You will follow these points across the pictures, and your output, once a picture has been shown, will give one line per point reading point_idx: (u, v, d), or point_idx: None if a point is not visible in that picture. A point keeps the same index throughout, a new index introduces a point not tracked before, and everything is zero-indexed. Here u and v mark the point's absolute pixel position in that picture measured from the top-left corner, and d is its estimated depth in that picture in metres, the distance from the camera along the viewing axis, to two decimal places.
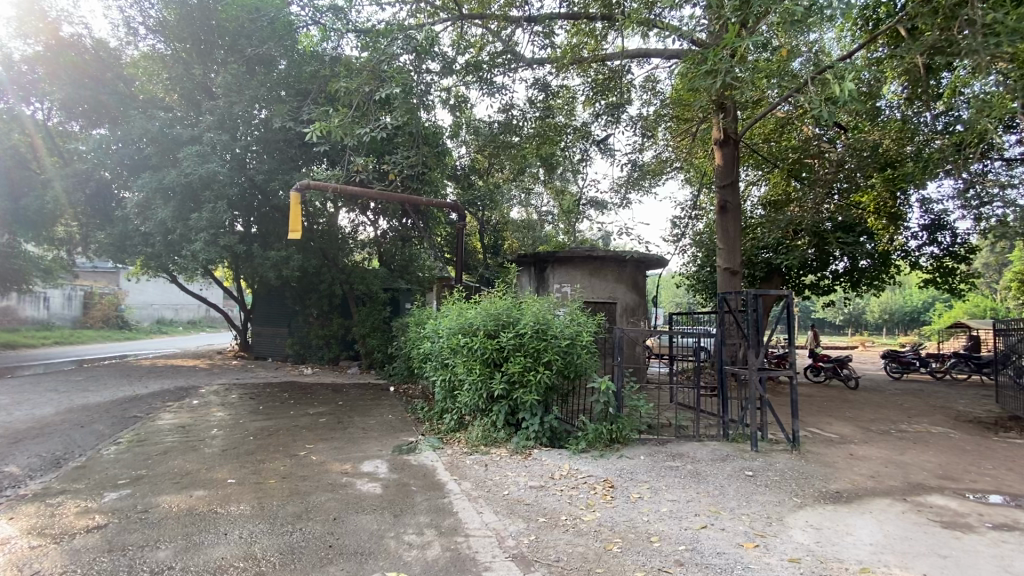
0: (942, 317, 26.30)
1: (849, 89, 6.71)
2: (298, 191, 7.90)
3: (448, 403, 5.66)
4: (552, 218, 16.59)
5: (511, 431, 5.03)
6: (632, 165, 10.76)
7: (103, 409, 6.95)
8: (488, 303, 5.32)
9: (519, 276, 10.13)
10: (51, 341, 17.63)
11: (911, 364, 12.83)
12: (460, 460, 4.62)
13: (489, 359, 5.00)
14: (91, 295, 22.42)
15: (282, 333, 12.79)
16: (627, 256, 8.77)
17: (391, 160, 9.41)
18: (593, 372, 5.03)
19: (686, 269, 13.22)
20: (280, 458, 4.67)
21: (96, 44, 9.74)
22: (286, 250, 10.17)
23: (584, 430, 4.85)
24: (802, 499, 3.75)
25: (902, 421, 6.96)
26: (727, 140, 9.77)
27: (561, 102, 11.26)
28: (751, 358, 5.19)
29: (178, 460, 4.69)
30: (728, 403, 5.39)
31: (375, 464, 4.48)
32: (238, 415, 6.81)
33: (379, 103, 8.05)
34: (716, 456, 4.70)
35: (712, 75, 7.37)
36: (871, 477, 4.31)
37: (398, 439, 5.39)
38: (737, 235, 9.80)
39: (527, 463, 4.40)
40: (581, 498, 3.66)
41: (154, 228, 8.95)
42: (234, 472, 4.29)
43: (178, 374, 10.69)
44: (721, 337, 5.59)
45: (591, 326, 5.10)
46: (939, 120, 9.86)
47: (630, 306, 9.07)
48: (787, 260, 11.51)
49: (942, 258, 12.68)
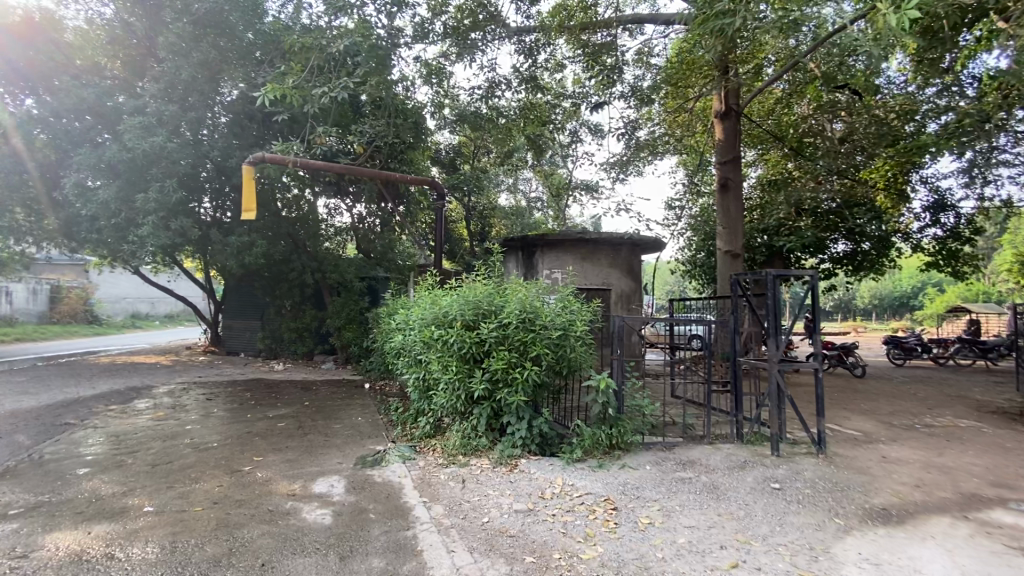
0: (934, 301, 26.14)
1: (888, 29, 5.97)
2: (252, 164, 7.02)
3: (423, 404, 4.93)
4: (541, 204, 16.02)
5: (494, 438, 4.32)
6: (626, 143, 10.01)
7: (32, 416, 6.11)
8: (467, 289, 4.57)
9: (506, 260, 9.45)
10: (11, 338, 16.55)
11: (914, 349, 12.33)
12: (432, 475, 3.88)
13: (469, 355, 4.26)
14: (58, 289, 21.21)
15: (253, 327, 11.92)
16: (622, 238, 8.07)
17: (358, 131, 8.69)
18: (586, 368, 4.32)
19: (682, 255, 12.59)
20: (217, 476, 3.91)
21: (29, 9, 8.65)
22: (249, 235, 9.32)
23: (579, 435, 4.14)
24: (845, 520, 3.09)
25: (923, 413, 6.39)
26: (729, 112, 9.10)
27: (550, 74, 10.40)
28: (770, 349, 4.45)
29: (94, 480, 3.90)
30: (742, 401, 4.69)
31: (330, 483, 3.74)
32: (186, 420, 6.00)
33: (345, 66, 7.18)
34: (733, 463, 4.01)
35: (729, 16, 6.71)
36: (916, 488, 3.66)
37: (363, 448, 4.65)
38: (739, 215, 9.12)
39: (511, 479, 3.69)
40: (578, 527, 2.96)
41: (97, 212, 8.04)
42: (154, 497, 3.53)
43: (136, 372, 9.82)
44: (732, 325, 4.87)
45: (586, 314, 4.40)
46: (933, 93, 9.62)
47: (626, 293, 8.39)
48: (788, 242, 10.92)
49: (944, 240, 12.11)
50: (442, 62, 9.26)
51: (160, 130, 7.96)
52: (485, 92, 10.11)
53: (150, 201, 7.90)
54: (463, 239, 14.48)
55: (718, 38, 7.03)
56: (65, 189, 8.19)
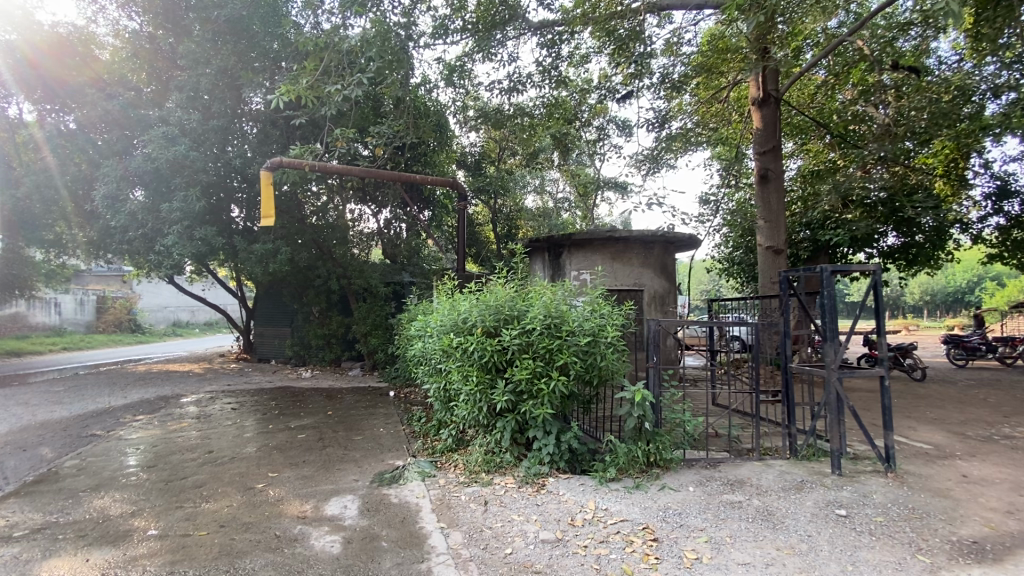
0: (993, 297, 24.37)
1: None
2: (270, 169, 6.94)
3: (445, 415, 4.67)
4: (569, 204, 15.68)
5: (520, 454, 4.00)
6: (655, 138, 9.56)
7: (61, 427, 6.12)
8: (488, 293, 4.27)
9: (532, 262, 9.10)
10: (58, 347, 17.16)
11: (978, 349, 11.37)
12: (452, 495, 3.58)
13: (490, 364, 3.95)
14: (104, 299, 22.00)
15: (282, 334, 11.96)
16: (655, 235, 7.61)
17: (379, 133, 8.55)
18: (618, 377, 3.94)
19: (718, 253, 12.01)
20: (228, 495, 3.71)
21: (66, 28, 8.89)
22: (273, 243, 9.29)
23: (613, 451, 3.75)
24: (930, 558, 2.64)
25: (1000, 422, 5.72)
26: (768, 98, 8.53)
27: (574, 70, 10.04)
28: (827, 354, 3.95)
29: (105, 498, 3.76)
30: (795, 412, 4.22)
31: (343, 504, 3.48)
32: (208, 431, 5.89)
33: (364, 65, 7.03)
34: (788, 483, 3.57)
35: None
36: (1008, 515, 3.15)
37: (382, 463, 4.39)
38: (782, 208, 8.54)
39: (538, 501, 3.36)
40: (613, 562, 2.61)
41: (126, 223, 8.12)
42: (160, 518, 3.34)
43: (168, 381, 9.91)
44: (781, 328, 4.38)
45: (618, 318, 4.01)
46: (993, 70, 8.87)
47: (659, 294, 7.92)
48: (835, 236, 10.15)
49: (1009, 230, 11.07)
50: (464, 61, 9.04)
51: (184, 140, 7.98)
52: (508, 91, 9.86)
53: (176, 210, 7.92)
54: (490, 242, 14.20)
55: (757, 13, 6.53)
56: (96, 201, 8.31)
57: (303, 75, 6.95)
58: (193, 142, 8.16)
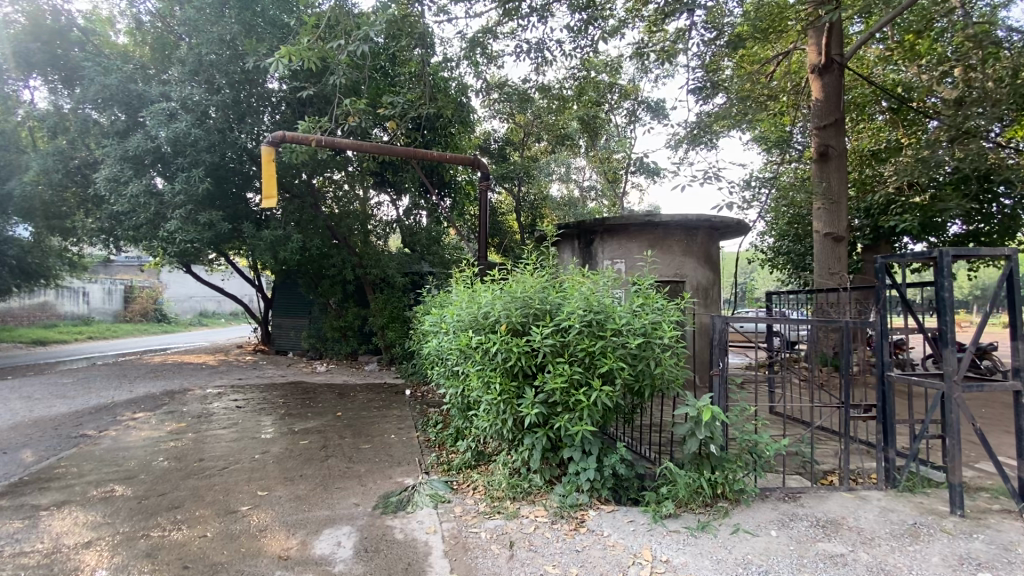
0: None
1: None
2: (272, 143, 6.32)
3: (463, 424, 4.05)
4: (596, 192, 14.76)
5: (552, 477, 3.30)
6: (697, 113, 8.45)
7: (53, 426, 5.68)
8: (514, 282, 3.57)
9: (560, 250, 8.38)
10: (84, 336, 17.20)
11: None
12: (469, 531, 2.91)
13: (516, 369, 3.25)
14: (131, 289, 22.08)
15: (298, 326, 11.53)
16: (700, 220, 6.76)
17: (394, 107, 7.88)
18: (673, 386, 3.20)
19: (763, 242, 11.05)
20: (205, 522, 3.12)
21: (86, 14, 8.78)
22: (284, 229, 8.76)
23: (669, 478, 3.02)
24: None
25: None
26: (830, 65, 7.54)
27: (607, 43, 9.13)
28: (945, 361, 3.08)
29: (66, 519, 3.21)
30: (893, 430, 3.40)
31: (336, 540, 2.84)
32: (204, 432, 5.34)
33: (375, 26, 6.34)
34: (898, 527, 2.79)
35: None
36: None
37: (389, 483, 3.74)
38: (844, 189, 7.57)
39: (577, 547, 2.65)
40: None
41: (130, 206, 7.69)
42: (118, 553, 2.76)
43: (180, 373, 9.54)
44: (876, 328, 3.52)
45: (672, 313, 3.24)
46: None
47: (703, 285, 7.07)
48: (900, 221, 9.13)
49: None
50: (488, 32, 8.27)
51: (187, 117, 7.45)
52: (534, 67, 9.04)
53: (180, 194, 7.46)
54: (514, 231, 13.43)
55: None
56: (99, 184, 7.87)
57: (303, 35, 6.22)
58: (198, 120, 7.65)
